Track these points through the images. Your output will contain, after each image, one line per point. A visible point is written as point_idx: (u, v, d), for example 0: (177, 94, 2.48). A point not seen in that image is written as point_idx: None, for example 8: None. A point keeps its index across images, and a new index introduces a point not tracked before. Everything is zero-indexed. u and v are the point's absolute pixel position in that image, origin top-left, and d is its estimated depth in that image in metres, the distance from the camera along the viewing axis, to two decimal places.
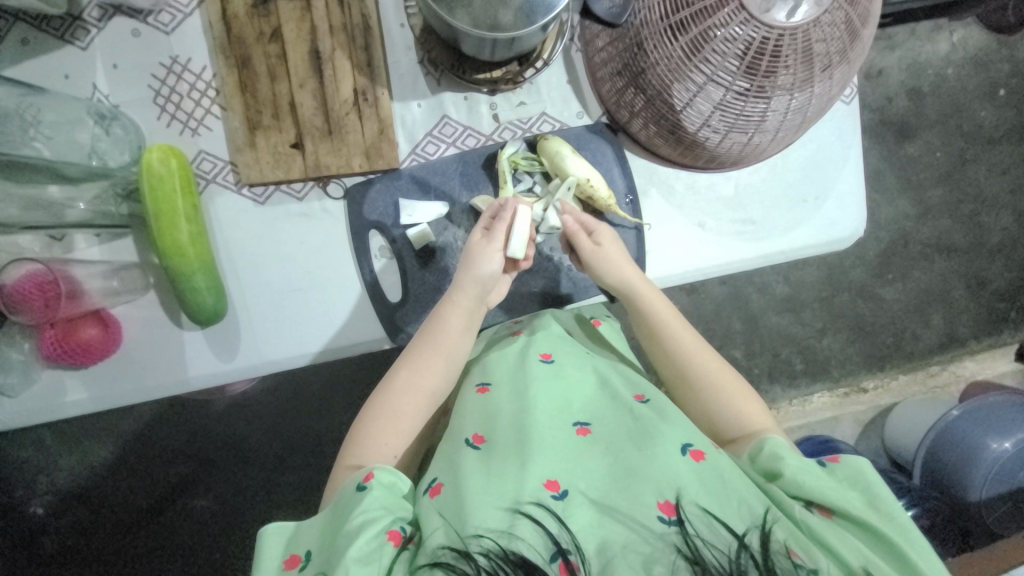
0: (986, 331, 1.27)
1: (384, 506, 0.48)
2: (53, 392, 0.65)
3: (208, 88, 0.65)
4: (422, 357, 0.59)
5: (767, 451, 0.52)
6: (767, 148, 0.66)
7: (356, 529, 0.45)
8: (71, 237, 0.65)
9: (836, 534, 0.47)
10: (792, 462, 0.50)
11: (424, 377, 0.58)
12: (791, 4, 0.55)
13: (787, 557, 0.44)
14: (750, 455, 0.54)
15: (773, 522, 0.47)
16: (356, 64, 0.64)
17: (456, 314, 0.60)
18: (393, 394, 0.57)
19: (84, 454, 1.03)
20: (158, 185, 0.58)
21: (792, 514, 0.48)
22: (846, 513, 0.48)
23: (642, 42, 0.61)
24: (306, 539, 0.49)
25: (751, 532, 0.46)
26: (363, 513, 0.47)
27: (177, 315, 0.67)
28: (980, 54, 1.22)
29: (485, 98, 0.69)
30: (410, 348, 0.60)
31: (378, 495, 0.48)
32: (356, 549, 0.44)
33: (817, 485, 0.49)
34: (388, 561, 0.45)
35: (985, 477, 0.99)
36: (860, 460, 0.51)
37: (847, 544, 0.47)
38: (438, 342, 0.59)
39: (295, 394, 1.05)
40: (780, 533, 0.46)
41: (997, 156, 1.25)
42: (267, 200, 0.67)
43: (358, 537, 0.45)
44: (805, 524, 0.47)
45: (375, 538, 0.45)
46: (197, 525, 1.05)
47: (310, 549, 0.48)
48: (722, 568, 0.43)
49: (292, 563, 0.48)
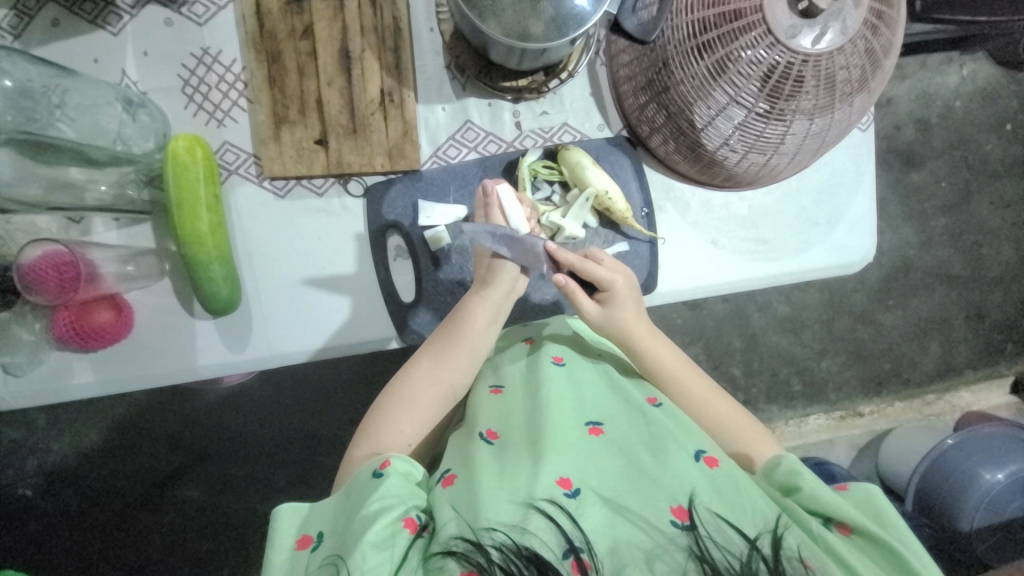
0: (983, 361, 1.28)
1: (401, 494, 0.48)
2: (60, 373, 0.65)
3: (237, 81, 0.66)
4: (447, 349, 0.59)
5: (784, 467, 0.54)
6: (783, 170, 0.67)
7: (373, 514, 0.46)
8: (89, 220, 0.66)
9: (853, 552, 0.48)
10: (810, 478, 0.52)
11: (449, 370, 0.59)
12: (818, 32, 0.55)
13: (803, 564, 0.44)
14: (767, 470, 0.56)
15: (784, 527, 0.48)
16: (385, 65, 0.65)
17: (483, 308, 0.60)
18: (414, 383, 0.58)
19: (77, 438, 1.02)
20: (181, 172, 0.58)
21: (809, 528, 0.49)
22: (863, 531, 0.49)
23: (667, 59, 0.61)
24: (319, 521, 0.50)
25: (764, 536, 0.46)
26: (381, 498, 0.47)
27: (190, 304, 0.67)
28: (988, 88, 1.24)
29: (508, 106, 0.70)
30: (435, 338, 0.61)
31: (394, 482, 0.49)
32: (371, 534, 0.45)
33: (835, 502, 0.50)
34: (401, 549, 0.45)
35: (977, 507, 1.00)
36: (871, 486, 0.53)
37: (863, 562, 0.47)
38: (464, 335, 0.59)
39: (295, 388, 1.05)
40: (792, 540, 0.47)
41: (1001, 189, 1.27)
42: (287, 193, 0.67)
43: (373, 523, 0.45)
44: (822, 538, 0.48)
45: (391, 524, 0.46)
46: (187, 515, 1.04)
47: (322, 531, 0.49)
48: (733, 570, 0.44)
49: (305, 543, 0.49)
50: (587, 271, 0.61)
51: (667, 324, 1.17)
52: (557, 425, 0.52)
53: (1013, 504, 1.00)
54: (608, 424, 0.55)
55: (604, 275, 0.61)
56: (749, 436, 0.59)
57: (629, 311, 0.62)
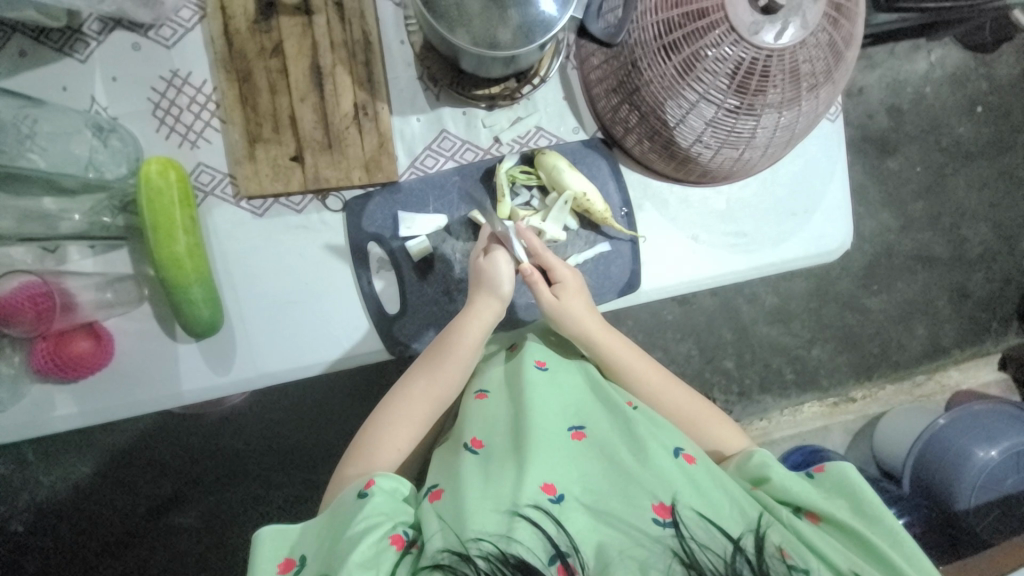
0: (970, 340, 1.31)
1: (386, 512, 0.48)
2: (42, 406, 0.64)
3: (209, 102, 0.65)
4: (439, 368, 0.59)
5: (756, 460, 0.54)
6: (756, 163, 0.68)
7: (359, 534, 0.46)
8: (64, 249, 0.64)
9: (824, 539, 0.48)
10: (780, 470, 0.52)
11: (443, 390, 0.58)
12: (779, 27, 0.56)
13: (782, 558, 0.46)
14: (739, 463, 0.56)
15: (766, 525, 0.49)
16: (357, 79, 0.65)
17: (474, 329, 0.59)
18: (407, 405, 0.58)
19: (66, 470, 1.00)
20: (155, 196, 0.58)
21: (783, 519, 0.49)
22: (834, 519, 0.49)
23: (636, 61, 0.62)
24: (304, 544, 0.49)
25: (746, 536, 0.47)
26: (365, 519, 0.47)
27: (172, 327, 0.66)
28: (957, 72, 1.27)
29: (483, 113, 0.70)
30: (425, 357, 0.60)
31: (380, 501, 0.49)
32: (358, 554, 0.44)
33: (804, 491, 0.51)
34: (389, 566, 0.45)
35: (972, 487, 1.02)
36: (845, 466, 0.53)
37: (836, 548, 0.48)
38: (455, 355, 0.59)
39: (286, 409, 1.04)
40: (773, 535, 0.48)
41: (976, 170, 1.29)
42: (265, 211, 0.67)
43: (359, 542, 0.45)
44: (796, 528, 0.49)
45: (378, 543, 0.46)
46: (183, 544, 1.02)
47: (305, 554, 0.48)
48: (717, 571, 0.44)
49: (287, 566, 0.48)
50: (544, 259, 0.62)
51: (657, 320, 1.18)
52: (539, 429, 0.52)
53: (1007, 480, 1.02)
54: (591, 426, 0.55)
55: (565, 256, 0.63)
56: (727, 435, 0.60)
57: (578, 303, 0.61)
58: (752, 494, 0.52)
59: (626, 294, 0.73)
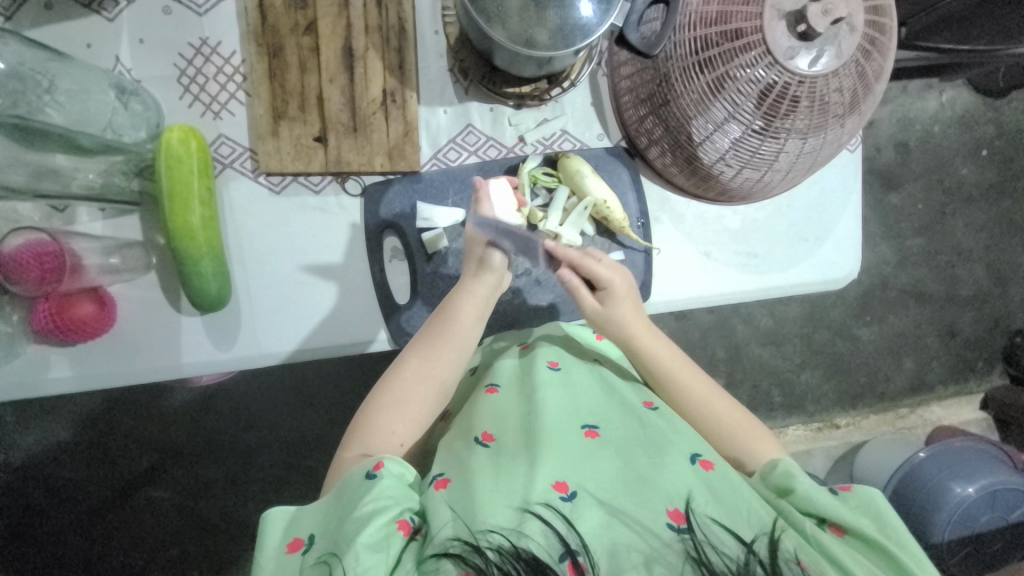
0: (954, 378, 1.33)
1: (395, 495, 0.48)
2: (37, 366, 0.62)
3: (236, 74, 0.65)
4: (433, 346, 0.58)
5: (780, 469, 0.54)
6: (776, 186, 0.69)
7: (367, 515, 0.45)
8: (74, 209, 0.63)
9: (847, 551, 0.48)
10: (804, 481, 0.52)
11: (437, 366, 0.58)
12: (815, 54, 0.57)
13: (798, 564, 0.45)
14: (763, 472, 0.55)
15: (780, 530, 0.48)
16: (388, 65, 0.65)
17: (470, 305, 0.59)
18: (401, 381, 0.57)
19: (45, 434, 0.98)
20: (174, 164, 0.57)
21: (803, 528, 0.49)
22: (856, 531, 0.50)
23: (668, 75, 0.63)
24: (309, 524, 0.49)
25: (759, 539, 0.47)
26: (374, 500, 0.46)
27: (177, 298, 0.65)
28: (967, 114, 1.29)
29: (510, 111, 0.70)
30: (420, 337, 0.60)
31: (389, 484, 0.48)
32: (366, 536, 0.44)
33: (829, 503, 0.51)
34: (396, 552, 0.45)
35: (947, 521, 1.03)
36: (872, 490, 0.53)
37: (857, 560, 0.48)
38: (450, 332, 0.59)
39: (277, 390, 1.03)
40: (789, 542, 0.47)
41: (975, 212, 1.32)
42: (283, 189, 0.66)
43: (367, 524, 0.45)
44: (815, 539, 0.49)
45: (385, 527, 0.45)
46: (158, 517, 1.01)
47: (313, 534, 0.48)
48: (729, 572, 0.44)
49: (295, 546, 0.48)
50: (585, 269, 0.60)
51: None
52: (553, 431, 0.53)
53: (981, 518, 1.04)
54: (604, 427, 0.55)
55: (589, 307, 0.61)
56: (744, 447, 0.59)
57: (625, 307, 0.61)
58: (773, 502, 0.52)
59: None
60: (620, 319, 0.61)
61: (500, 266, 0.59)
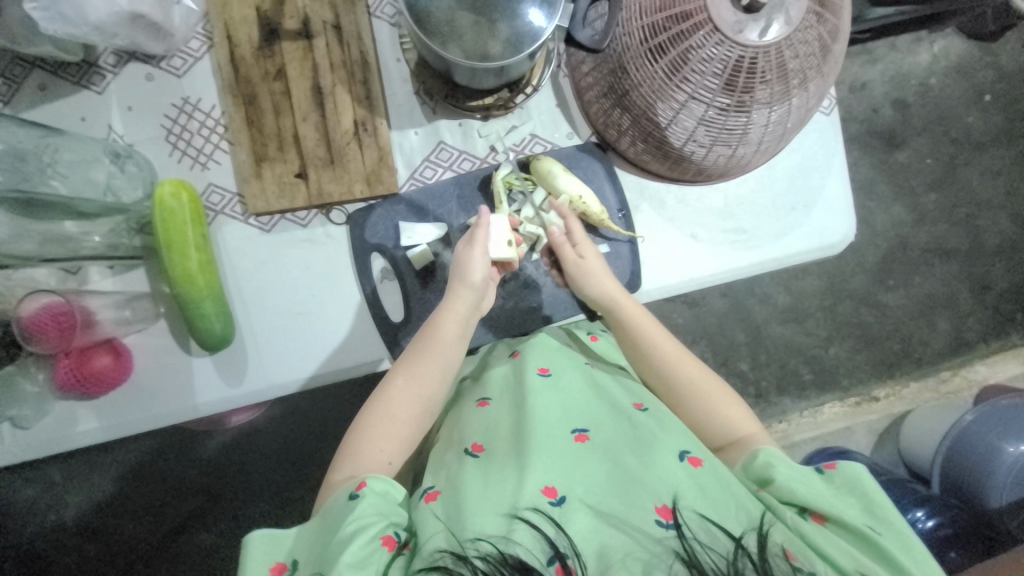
0: (995, 333, 1.27)
1: (378, 512, 0.49)
2: (66, 421, 0.67)
3: (217, 125, 0.69)
4: (420, 364, 0.60)
5: (761, 460, 0.54)
6: (751, 160, 0.69)
7: (350, 535, 0.46)
8: (85, 269, 0.68)
9: (834, 540, 0.48)
10: (785, 470, 0.52)
11: (426, 385, 0.59)
12: (764, 24, 0.57)
13: (786, 559, 0.45)
14: (744, 463, 0.55)
15: (769, 524, 0.48)
16: (356, 97, 0.68)
17: (451, 321, 0.61)
18: (390, 401, 0.58)
19: (91, 490, 1.03)
20: (169, 217, 0.61)
21: (787, 520, 0.49)
22: (837, 518, 0.49)
23: (625, 64, 0.64)
24: (296, 549, 0.50)
25: (748, 534, 0.47)
26: (356, 520, 0.47)
27: (186, 341, 0.69)
28: (963, 61, 1.25)
29: (479, 124, 0.73)
30: (405, 356, 0.61)
31: (371, 503, 0.49)
32: (349, 556, 0.45)
33: (810, 492, 0.50)
34: (382, 565, 0.45)
35: (1005, 483, 0.98)
36: (858, 467, 0.52)
37: (842, 550, 0.47)
38: (435, 349, 0.60)
39: (300, 423, 1.06)
40: (776, 535, 0.47)
41: (988, 160, 1.27)
42: (272, 227, 0.69)
43: (351, 544, 0.46)
44: (802, 530, 0.48)
45: (370, 543, 0.46)
46: (203, 560, 1.04)
47: (297, 559, 0.49)
48: (720, 571, 0.44)
49: (279, 570, 0.49)
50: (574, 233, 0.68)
51: (668, 324, 1.18)
52: (540, 435, 0.53)
53: None
54: (593, 430, 0.55)
55: (569, 276, 0.69)
56: (743, 420, 0.60)
57: (603, 275, 0.67)
58: (757, 494, 0.52)
59: (627, 294, 0.74)
60: (594, 286, 0.67)
61: (477, 281, 0.62)
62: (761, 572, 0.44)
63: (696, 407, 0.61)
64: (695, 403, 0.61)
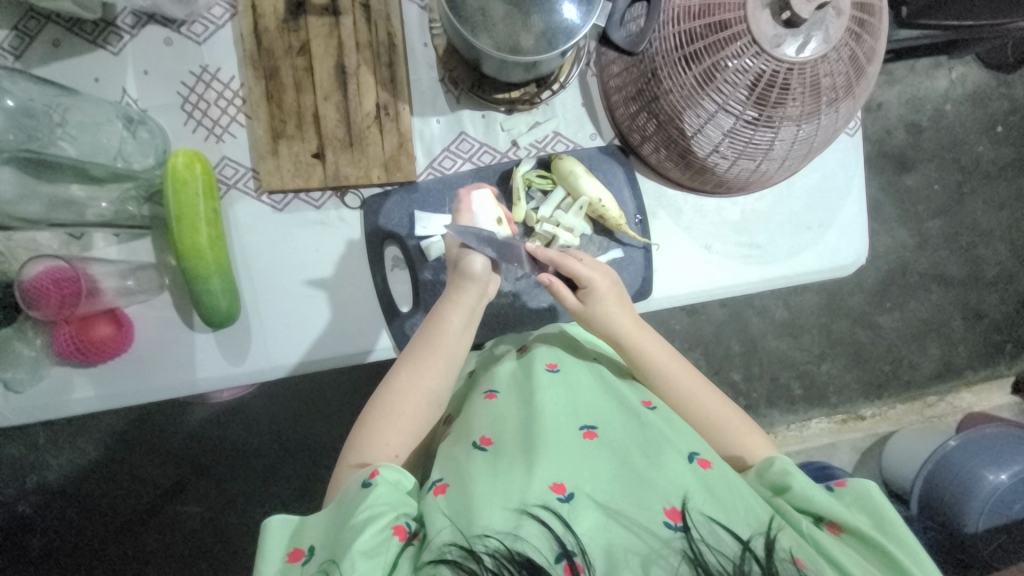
0: (983, 362, 1.29)
1: (390, 501, 0.49)
2: (60, 388, 0.65)
3: (236, 97, 0.67)
4: (423, 357, 0.59)
5: (777, 467, 0.55)
6: (774, 175, 0.68)
7: (362, 523, 0.46)
8: (90, 236, 0.66)
9: (843, 549, 0.49)
10: (801, 478, 0.53)
11: (428, 379, 0.58)
12: (802, 40, 0.57)
13: (794, 564, 0.46)
14: (761, 468, 0.56)
15: (778, 529, 0.49)
16: (380, 80, 0.67)
17: (456, 312, 0.60)
18: (393, 394, 0.57)
19: (76, 454, 1.02)
20: (181, 187, 0.59)
21: (799, 526, 0.50)
22: (851, 528, 0.50)
23: (656, 70, 0.63)
24: (309, 536, 0.50)
25: (756, 538, 0.47)
26: (368, 509, 0.47)
27: (190, 316, 0.67)
28: (978, 90, 1.26)
29: (502, 117, 0.71)
30: (409, 348, 0.60)
31: (383, 491, 0.49)
32: (361, 543, 0.45)
33: (825, 501, 0.51)
34: (392, 556, 0.46)
35: (981, 509, 1.00)
36: (868, 484, 0.53)
37: (853, 559, 0.48)
38: (438, 341, 0.59)
39: (292, 403, 1.05)
40: (785, 540, 0.48)
41: (994, 190, 1.28)
42: (285, 206, 0.68)
43: (362, 532, 0.46)
44: (814, 537, 0.49)
45: (381, 533, 0.46)
46: (186, 531, 1.03)
47: (313, 545, 0.49)
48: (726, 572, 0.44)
49: (296, 557, 0.49)
50: (567, 267, 0.62)
51: (666, 329, 1.18)
52: (551, 431, 0.53)
53: (1018, 505, 1.00)
54: (603, 428, 0.55)
55: (573, 306, 0.63)
56: (745, 441, 0.60)
57: (610, 304, 0.62)
58: (770, 501, 0.53)
59: (638, 300, 0.74)
60: (601, 317, 0.62)
61: (480, 273, 0.60)
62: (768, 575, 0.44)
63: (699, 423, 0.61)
64: (702, 413, 0.61)
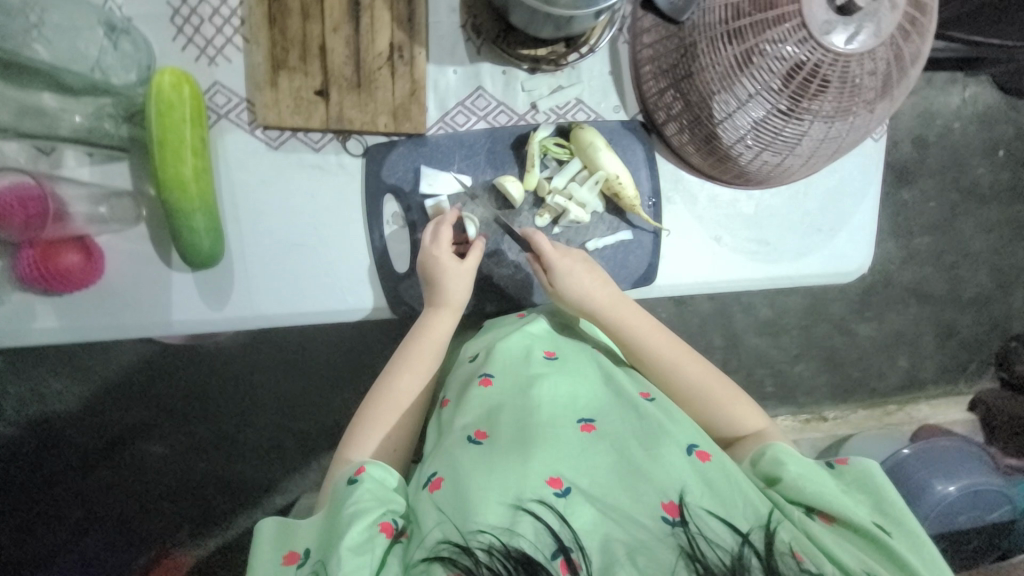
0: (946, 378, 1.33)
1: (377, 498, 0.47)
2: (21, 314, 0.60)
3: (233, 16, 0.61)
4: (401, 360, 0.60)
5: (769, 456, 0.54)
6: (795, 172, 0.66)
7: (349, 519, 0.45)
8: (61, 152, 0.60)
9: (838, 541, 0.48)
10: (794, 467, 0.52)
11: (405, 396, 0.58)
12: (852, 31, 0.54)
13: (793, 557, 0.45)
14: (753, 459, 0.56)
15: (777, 521, 0.48)
16: (396, 17, 0.61)
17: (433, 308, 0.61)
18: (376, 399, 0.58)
19: (38, 386, 0.97)
20: (165, 111, 0.54)
21: (793, 517, 0.49)
22: (846, 518, 0.49)
23: (694, 44, 0.59)
24: (305, 537, 0.48)
25: (755, 531, 0.47)
26: (355, 504, 0.46)
27: (168, 252, 0.63)
28: (988, 111, 1.25)
29: (524, 76, 0.67)
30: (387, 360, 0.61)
31: (367, 488, 0.48)
32: (349, 540, 0.43)
33: (818, 489, 0.51)
34: (381, 553, 0.44)
35: (928, 513, 1.05)
36: (869, 461, 0.53)
37: (850, 550, 0.47)
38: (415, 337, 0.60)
39: (268, 354, 1.01)
40: (784, 534, 0.47)
41: (986, 214, 1.29)
42: (281, 144, 0.63)
43: (350, 528, 0.44)
44: (808, 529, 0.48)
45: (369, 528, 0.44)
46: (152, 470, 1.01)
47: (307, 547, 0.47)
48: (723, 566, 0.43)
49: (290, 559, 0.47)
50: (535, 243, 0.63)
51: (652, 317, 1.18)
52: (547, 423, 0.52)
53: (959, 518, 1.06)
54: (601, 420, 0.55)
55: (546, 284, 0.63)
56: (746, 417, 0.60)
57: (579, 275, 0.63)
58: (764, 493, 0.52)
59: (641, 285, 0.72)
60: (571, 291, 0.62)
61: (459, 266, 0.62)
62: (766, 570, 0.43)
63: (699, 403, 0.60)
64: (698, 394, 0.61)
